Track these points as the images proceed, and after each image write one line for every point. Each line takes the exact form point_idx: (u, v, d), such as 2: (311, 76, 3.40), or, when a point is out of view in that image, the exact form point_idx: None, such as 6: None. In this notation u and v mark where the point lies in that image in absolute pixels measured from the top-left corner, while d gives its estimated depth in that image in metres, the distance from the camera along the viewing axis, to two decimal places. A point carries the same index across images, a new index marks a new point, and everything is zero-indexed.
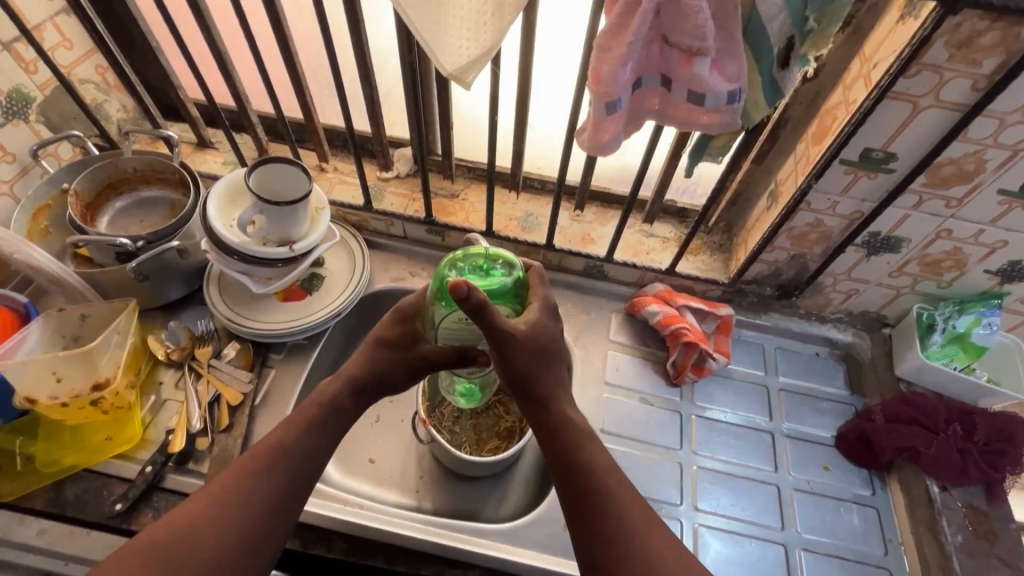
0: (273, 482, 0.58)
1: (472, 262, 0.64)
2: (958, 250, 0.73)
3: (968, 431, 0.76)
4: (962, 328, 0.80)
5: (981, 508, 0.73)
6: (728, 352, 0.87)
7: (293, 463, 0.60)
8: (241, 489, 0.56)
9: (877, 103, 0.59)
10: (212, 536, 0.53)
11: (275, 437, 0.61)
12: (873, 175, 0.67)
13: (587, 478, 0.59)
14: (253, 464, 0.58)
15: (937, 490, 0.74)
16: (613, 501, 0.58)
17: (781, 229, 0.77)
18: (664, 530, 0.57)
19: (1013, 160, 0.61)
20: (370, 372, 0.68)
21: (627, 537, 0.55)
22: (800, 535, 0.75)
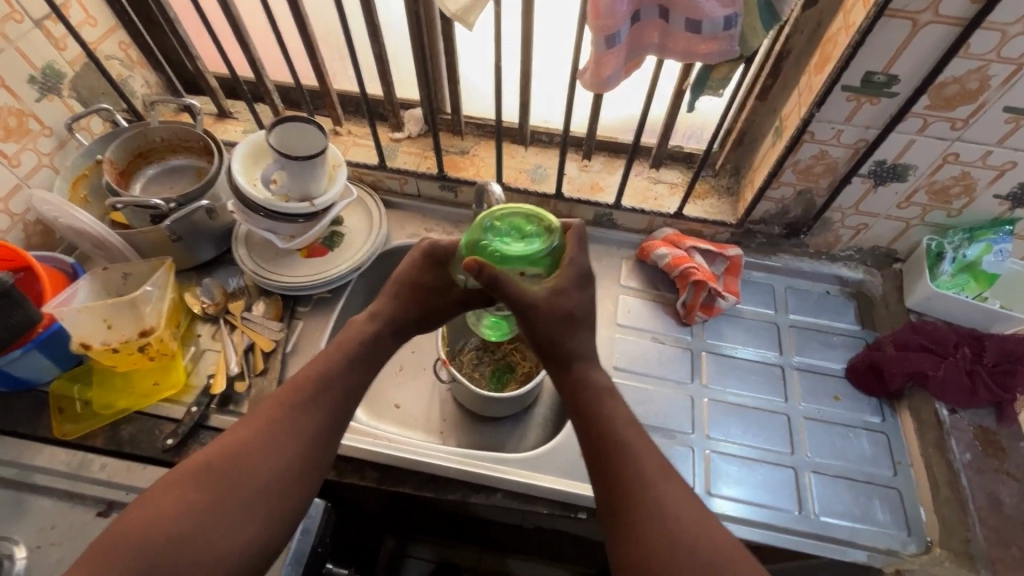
0: (316, 416, 0.62)
1: (509, 222, 0.67)
2: (966, 174, 0.73)
3: (977, 354, 0.77)
4: (972, 256, 0.80)
5: (990, 428, 0.74)
6: (736, 291, 0.90)
7: (330, 404, 0.63)
8: (285, 423, 0.60)
9: (875, 22, 0.59)
10: (259, 465, 0.58)
11: (314, 374, 0.64)
12: (875, 101, 0.67)
13: (605, 433, 0.61)
14: (295, 400, 0.62)
15: (946, 412, 0.76)
16: (634, 453, 0.59)
17: (785, 163, 0.78)
18: (676, 482, 0.58)
19: (1018, 74, 0.61)
20: (386, 323, 0.71)
21: (635, 458, 0.59)
22: (810, 459, 0.77)
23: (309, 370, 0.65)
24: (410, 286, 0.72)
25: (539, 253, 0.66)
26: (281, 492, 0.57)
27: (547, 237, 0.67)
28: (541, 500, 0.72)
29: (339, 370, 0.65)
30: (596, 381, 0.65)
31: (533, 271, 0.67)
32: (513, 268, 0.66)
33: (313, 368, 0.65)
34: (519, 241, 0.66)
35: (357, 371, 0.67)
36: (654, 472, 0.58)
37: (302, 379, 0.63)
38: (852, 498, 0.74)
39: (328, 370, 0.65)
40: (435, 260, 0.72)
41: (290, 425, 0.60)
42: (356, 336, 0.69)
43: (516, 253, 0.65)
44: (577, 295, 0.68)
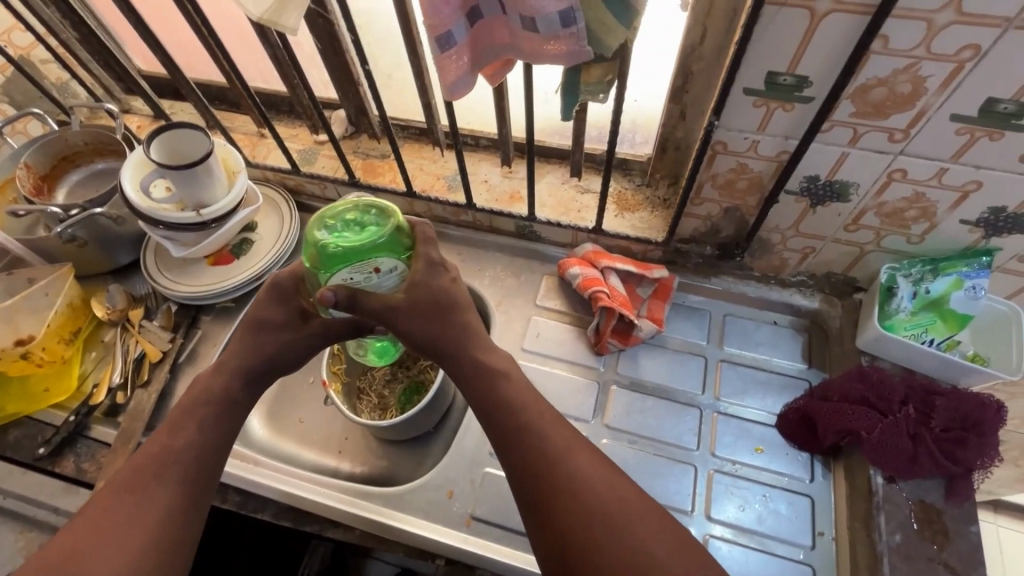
0: (168, 491, 0.53)
1: (343, 217, 0.59)
2: (920, 195, 0.60)
3: (927, 414, 0.63)
4: (936, 292, 0.66)
5: (934, 505, 0.61)
6: (660, 318, 0.79)
7: (182, 476, 0.55)
8: (128, 507, 0.51)
9: (762, 12, 0.48)
10: (98, 564, 0.48)
11: (159, 444, 0.56)
12: (788, 107, 0.55)
13: (510, 419, 0.58)
14: (139, 477, 0.53)
15: (880, 481, 0.63)
16: (541, 433, 0.56)
17: (701, 178, 0.67)
18: (583, 458, 0.55)
19: (960, 74, 0.48)
20: (241, 371, 0.64)
21: (541, 429, 0.56)
22: (712, 521, 0.67)
23: (150, 445, 0.56)
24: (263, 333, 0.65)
25: (386, 242, 0.58)
26: None
27: (392, 221, 0.59)
28: (398, 541, 0.67)
29: (186, 439, 0.57)
30: (494, 365, 0.62)
31: (388, 261, 0.59)
32: (364, 263, 0.57)
33: (152, 445, 0.56)
34: (359, 233, 0.58)
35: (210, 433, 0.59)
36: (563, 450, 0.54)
37: (144, 457, 0.55)
38: (753, 569, 0.64)
39: (173, 442, 0.56)
40: (284, 291, 0.66)
41: (143, 505, 0.52)
42: (215, 395, 0.61)
43: (360, 247, 0.57)
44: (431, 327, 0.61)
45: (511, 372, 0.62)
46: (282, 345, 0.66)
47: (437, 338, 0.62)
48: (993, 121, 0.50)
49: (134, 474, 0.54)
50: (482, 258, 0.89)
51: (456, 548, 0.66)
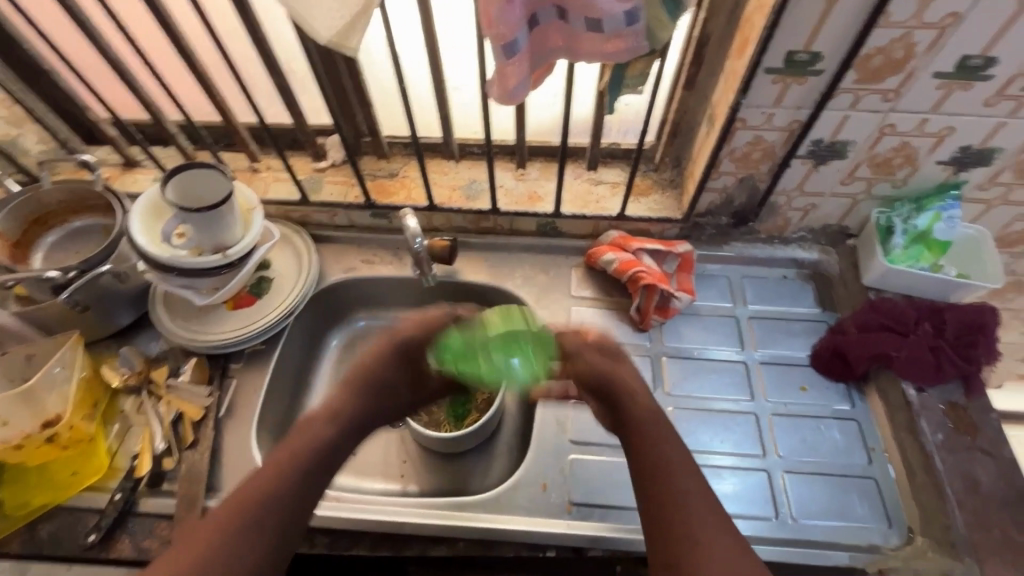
0: (260, 537, 0.49)
1: (506, 335, 0.65)
2: (905, 144, 0.70)
3: (937, 328, 0.74)
4: (922, 226, 0.77)
5: (959, 403, 0.72)
6: (690, 288, 0.86)
7: (277, 521, 0.51)
8: (223, 554, 0.47)
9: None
10: None
11: (257, 483, 0.51)
12: (802, 80, 0.63)
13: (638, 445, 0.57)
14: (234, 521, 0.49)
15: (913, 392, 0.72)
16: (651, 435, 0.57)
17: (721, 154, 0.74)
18: (686, 464, 0.55)
19: (943, 38, 0.58)
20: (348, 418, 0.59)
21: (672, 461, 0.55)
22: (783, 459, 0.74)
23: (249, 481, 0.52)
24: (371, 377, 0.62)
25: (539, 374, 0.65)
26: None
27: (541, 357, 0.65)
28: (504, 543, 0.68)
29: (288, 475, 0.53)
30: (615, 375, 0.61)
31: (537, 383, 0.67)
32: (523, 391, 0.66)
33: (254, 481, 0.51)
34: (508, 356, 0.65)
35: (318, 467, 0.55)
36: (676, 459, 0.55)
37: (243, 495, 0.50)
38: (830, 493, 0.71)
39: (275, 478, 0.52)
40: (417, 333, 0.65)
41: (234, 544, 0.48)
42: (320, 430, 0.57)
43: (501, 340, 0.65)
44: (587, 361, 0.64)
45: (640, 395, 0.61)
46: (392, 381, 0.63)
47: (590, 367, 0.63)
48: (966, 75, 0.61)
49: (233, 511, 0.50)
50: (510, 260, 0.92)
51: (563, 535, 0.67)
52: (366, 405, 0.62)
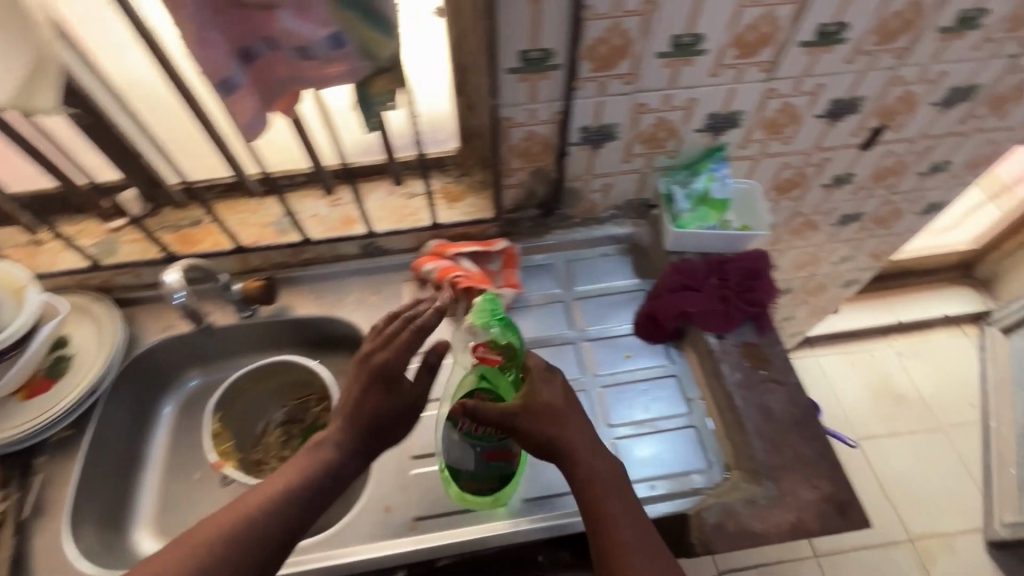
0: (259, 543, 0.56)
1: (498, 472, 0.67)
2: (661, 119, 0.77)
3: (724, 279, 0.81)
4: (700, 187, 0.85)
5: (752, 342, 0.79)
6: (516, 282, 0.89)
7: (284, 520, 0.58)
8: (247, 532, 0.56)
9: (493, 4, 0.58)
10: (221, 555, 0.54)
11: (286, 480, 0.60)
12: (545, 76, 0.67)
13: (600, 504, 0.61)
14: (263, 510, 0.57)
15: (714, 340, 0.79)
16: (602, 488, 0.62)
17: (504, 151, 0.77)
18: (641, 519, 0.61)
19: (648, 23, 0.63)
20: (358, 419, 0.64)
21: (630, 519, 0.60)
22: (613, 427, 0.77)
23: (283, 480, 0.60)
24: (366, 415, 0.64)
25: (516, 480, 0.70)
26: None
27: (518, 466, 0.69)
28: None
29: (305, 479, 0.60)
30: (566, 438, 0.63)
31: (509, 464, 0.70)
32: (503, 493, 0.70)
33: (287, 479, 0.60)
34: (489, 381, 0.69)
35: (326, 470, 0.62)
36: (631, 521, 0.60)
37: (282, 491, 0.59)
38: (656, 447, 0.75)
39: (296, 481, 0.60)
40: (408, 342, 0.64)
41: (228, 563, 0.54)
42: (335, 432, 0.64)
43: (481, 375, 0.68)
44: (555, 407, 0.65)
45: (596, 453, 0.64)
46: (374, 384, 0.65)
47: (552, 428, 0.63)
48: (683, 52, 0.67)
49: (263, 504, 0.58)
50: (340, 287, 0.90)
51: (407, 553, 0.67)
52: (391, 417, 0.65)
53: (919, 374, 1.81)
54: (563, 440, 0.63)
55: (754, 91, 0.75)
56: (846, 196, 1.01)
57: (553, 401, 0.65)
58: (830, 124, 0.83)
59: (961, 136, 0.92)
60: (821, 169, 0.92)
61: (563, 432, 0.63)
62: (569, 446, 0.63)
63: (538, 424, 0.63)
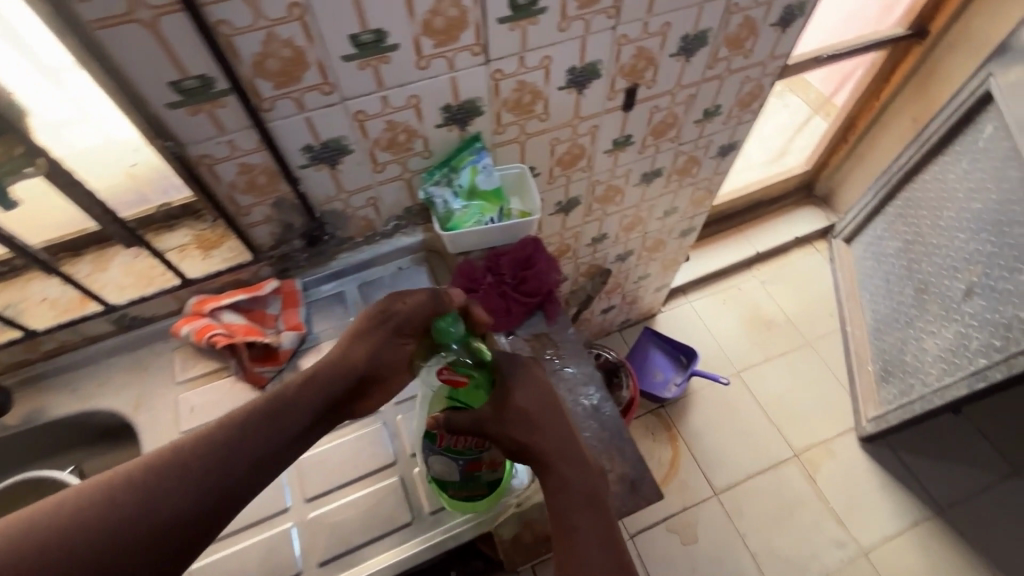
0: (191, 491, 0.50)
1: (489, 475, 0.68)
2: (391, 122, 0.71)
3: (499, 274, 0.79)
4: (466, 183, 0.80)
5: (539, 330, 0.82)
6: (299, 322, 0.80)
7: (209, 475, 0.51)
8: (171, 478, 0.50)
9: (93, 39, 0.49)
10: (128, 503, 0.48)
11: (237, 421, 0.55)
12: (219, 104, 0.59)
13: (570, 508, 0.59)
14: (201, 453, 0.52)
15: (505, 338, 0.81)
16: (569, 499, 0.59)
17: (222, 191, 0.68)
18: (614, 537, 0.58)
19: (310, 28, 0.57)
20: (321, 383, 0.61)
21: (596, 535, 0.57)
22: (413, 457, 0.72)
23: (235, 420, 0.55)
24: (327, 377, 0.62)
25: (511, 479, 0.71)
26: (126, 547, 0.46)
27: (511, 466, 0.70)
28: None
29: (247, 427, 0.55)
30: (546, 443, 0.62)
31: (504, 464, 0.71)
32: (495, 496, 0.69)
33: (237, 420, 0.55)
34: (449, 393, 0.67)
35: (269, 435, 0.55)
36: (599, 534, 0.57)
37: (224, 435, 0.53)
38: None
39: (236, 431, 0.54)
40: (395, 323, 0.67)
41: (215, 474, 0.51)
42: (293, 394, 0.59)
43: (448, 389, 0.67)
44: (533, 414, 0.64)
45: (582, 463, 0.62)
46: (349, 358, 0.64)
47: (531, 432, 0.63)
48: (371, 51, 0.62)
49: (222, 437, 0.53)
50: (97, 373, 0.79)
51: None
52: (356, 378, 0.64)
53: (782, 297, 1.91)
54: (535, 443, 0.62)
55: (478, 76, 0.71)
56: (635, 156, 1.01)
57: (536, 410, 0.64)
58: (578, 93, 0.81)
59: (717, 79, 0.93)
60: (594, 136, 0.91)
61: (533, 437, 0.62)
62: (541, 451, 0.62)
63: (513, 430, 0.62)
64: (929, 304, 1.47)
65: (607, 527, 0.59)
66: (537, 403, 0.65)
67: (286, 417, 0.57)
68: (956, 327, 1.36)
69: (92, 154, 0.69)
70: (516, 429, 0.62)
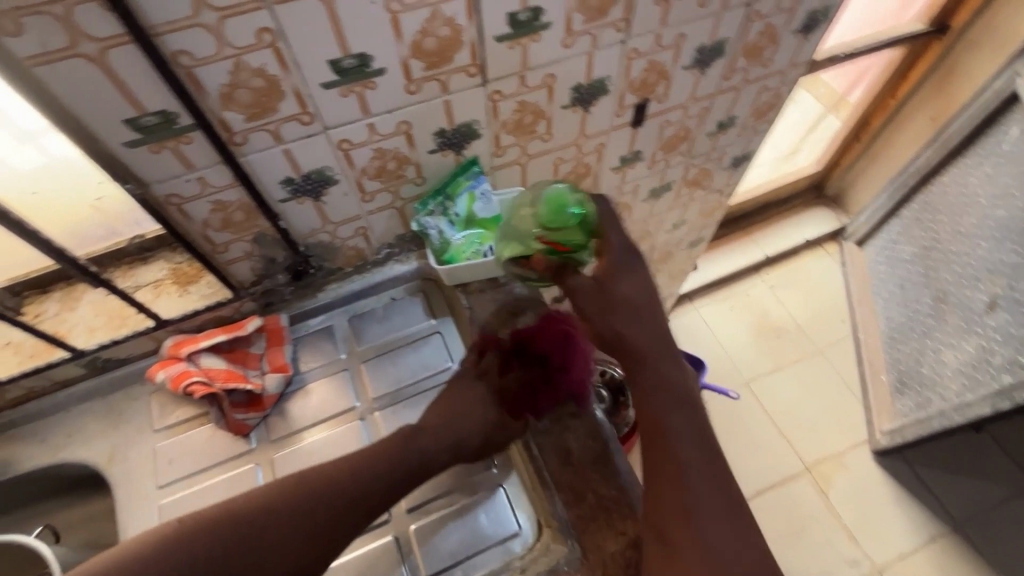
0: (324, 516, 0.58)
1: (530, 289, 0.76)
2: (380, 150, 0.65)
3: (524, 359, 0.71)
4: (463, 211, 0.74)
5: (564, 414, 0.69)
6: (285, 362, 0.75)
7: (342, 504, 0.59)
8: (309, 502, 0.58)
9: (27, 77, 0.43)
10: (277, 514, 0.57)
11: (364, 460, 0.63)
12: (184, 140, 0.53)
13: (653, 423, 0.65)
14: (335, 479, 0.61)
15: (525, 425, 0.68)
16: (657, 402, 0.66)
17: (194, 230, 0.62)
18: (699, 454, 0.63)
19: (283, 54, 0.50)
20: (436, 433, 0.67)
21: (693, 444, 0.63)
22: (409, 512, 0.67)
23: (363, 455, 0.63)
24: (451, 425, 0.67)
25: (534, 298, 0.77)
26: (269, 551, 0.56)
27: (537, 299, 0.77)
28: None
29: (373, 466, 0.62)
30: (642, 348, 0.70)
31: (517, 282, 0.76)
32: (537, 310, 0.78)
33: (362, 457, 0.63)
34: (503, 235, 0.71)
35: (388, 478, 0.62)
36: (693, 454, 0.62)
37: (357, 469, 0.62)
38: (457, 527, 0.65)
39: (364, 464, 0.63)
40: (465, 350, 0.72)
41: (327, 510, 0.58)
42: (413, 437, 0.66)
43: (524, 233, 0.68)
44: (631, 296, 0.71)
45: (666, 382, 0.68)
46: (459, 408, 0.69)
47: (627, 331, 0.70)
48: (354, 76, 0.55)
49: (350, 471, 0.62)
50: (69, 421, 0.73)
51: None
52: (474, 435, 0.67)
53: (792, 303, 1.85)
54: (635, 353, 0.70)
55: (475, 98, 0.64)
56: (643, 171, 0.94)
57: (634, 300, 0.71)
58: (584, 111, 0.74)
59: (734, 91, 0.86)
60: (601, 154, 0.84)
61: (632, 337, 0.69)
62: (637, 347, 0.70)
63: (616, 310, 0.70)
64: (948, 314, 1.41)
65: (694, 444, 0.63)
66: (638, 296, 0.72)
67: (406, 455, 0.64)
68: (978, 340, 1.31)
69: (43, 186, 0.62)
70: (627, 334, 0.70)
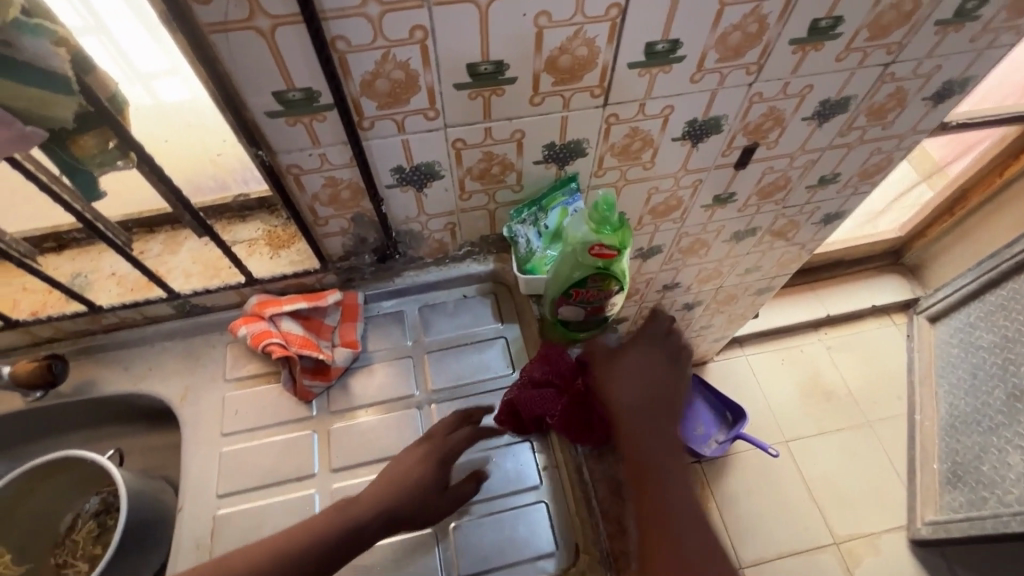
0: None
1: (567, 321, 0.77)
2: (489, 154, 0.66)
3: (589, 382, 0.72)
4: (553, 224, 0.74)
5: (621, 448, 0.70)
6: (355, 339, 0.77)
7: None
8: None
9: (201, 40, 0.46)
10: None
11: (292, 534, 0.58)
12: (318, 118, 0.55)
13: (640, 496, 0.62)
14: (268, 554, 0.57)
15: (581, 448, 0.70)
16: (656, 471, 0.63)
17: (303, 200, 0.65)
18: (692, 531, 0.60)
19: (429, 52, 0.52)
20: (375, 503, 0.62)
21: (690, 520, 0.61)
22: (452, 509, 0.67)
23: (302, 527, 0.59)
24: (398, 490, 0.63)
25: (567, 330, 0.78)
26: None
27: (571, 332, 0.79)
28: None
29: (301, 540, 0.58)
30: (647, 412, 0.67)
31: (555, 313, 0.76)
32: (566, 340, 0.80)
33: (299, 527, 0.59)
34: (556, 261, 0.72)
35: (315, 553, 0.57)
36: (688, 533, 0.60)
37: (288, 540, 0.58)
38: (495, 530, 0.65)
39: (293, 537, 0.58)
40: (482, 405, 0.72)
41: None
42: (355, 504, 0.61)
43: (576, 268, 0.69)
44: (638, 370, 0.70)
45: (670, 449, 0.65)
46: (411, 474, 0.64)
47: (631, 397, 0.68)
48: (486, 81, 0.56)
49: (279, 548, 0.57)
50: (152, 355, 0.78)
51: None
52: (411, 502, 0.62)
53: (847, 368, 1.77)
54: (626, 426, 0.67)
55: (592, 118, 0.65)
56: (732, 214, 0.93)
57: (636, 370, 0.70)
58: (692, 146, 0.73)
59: (846, 148, 0.83)
60: (695, 190, 0.83)
61: (635, 399, 0.68)
62: (625, 411, 0.67)
63: (621, 383, 0.69)
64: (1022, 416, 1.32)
65: (688, 523, 0.60)
66: (647, 369, 0.71)
67: (342, 524, 0.59)
68: None
69: None
70: (626, 401, 0.68)
